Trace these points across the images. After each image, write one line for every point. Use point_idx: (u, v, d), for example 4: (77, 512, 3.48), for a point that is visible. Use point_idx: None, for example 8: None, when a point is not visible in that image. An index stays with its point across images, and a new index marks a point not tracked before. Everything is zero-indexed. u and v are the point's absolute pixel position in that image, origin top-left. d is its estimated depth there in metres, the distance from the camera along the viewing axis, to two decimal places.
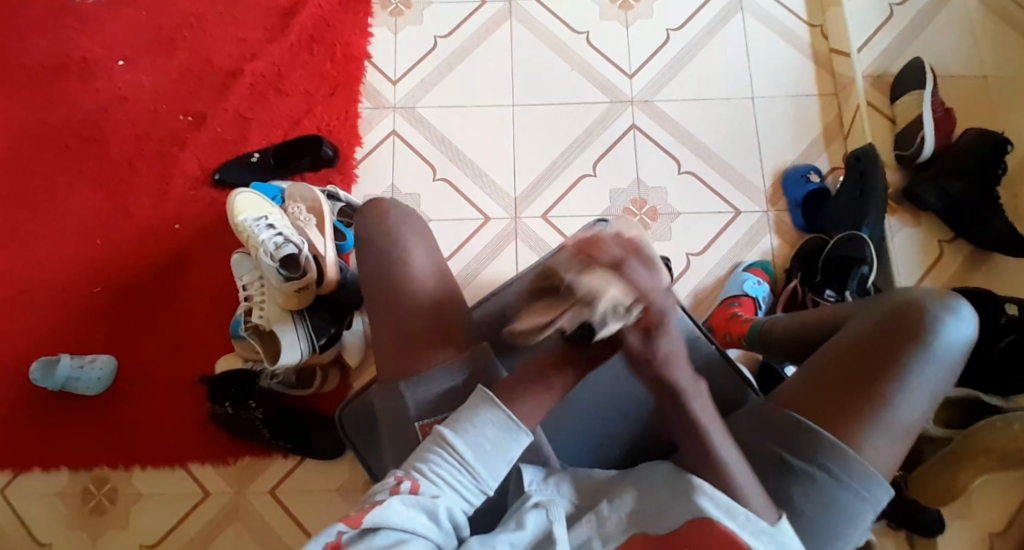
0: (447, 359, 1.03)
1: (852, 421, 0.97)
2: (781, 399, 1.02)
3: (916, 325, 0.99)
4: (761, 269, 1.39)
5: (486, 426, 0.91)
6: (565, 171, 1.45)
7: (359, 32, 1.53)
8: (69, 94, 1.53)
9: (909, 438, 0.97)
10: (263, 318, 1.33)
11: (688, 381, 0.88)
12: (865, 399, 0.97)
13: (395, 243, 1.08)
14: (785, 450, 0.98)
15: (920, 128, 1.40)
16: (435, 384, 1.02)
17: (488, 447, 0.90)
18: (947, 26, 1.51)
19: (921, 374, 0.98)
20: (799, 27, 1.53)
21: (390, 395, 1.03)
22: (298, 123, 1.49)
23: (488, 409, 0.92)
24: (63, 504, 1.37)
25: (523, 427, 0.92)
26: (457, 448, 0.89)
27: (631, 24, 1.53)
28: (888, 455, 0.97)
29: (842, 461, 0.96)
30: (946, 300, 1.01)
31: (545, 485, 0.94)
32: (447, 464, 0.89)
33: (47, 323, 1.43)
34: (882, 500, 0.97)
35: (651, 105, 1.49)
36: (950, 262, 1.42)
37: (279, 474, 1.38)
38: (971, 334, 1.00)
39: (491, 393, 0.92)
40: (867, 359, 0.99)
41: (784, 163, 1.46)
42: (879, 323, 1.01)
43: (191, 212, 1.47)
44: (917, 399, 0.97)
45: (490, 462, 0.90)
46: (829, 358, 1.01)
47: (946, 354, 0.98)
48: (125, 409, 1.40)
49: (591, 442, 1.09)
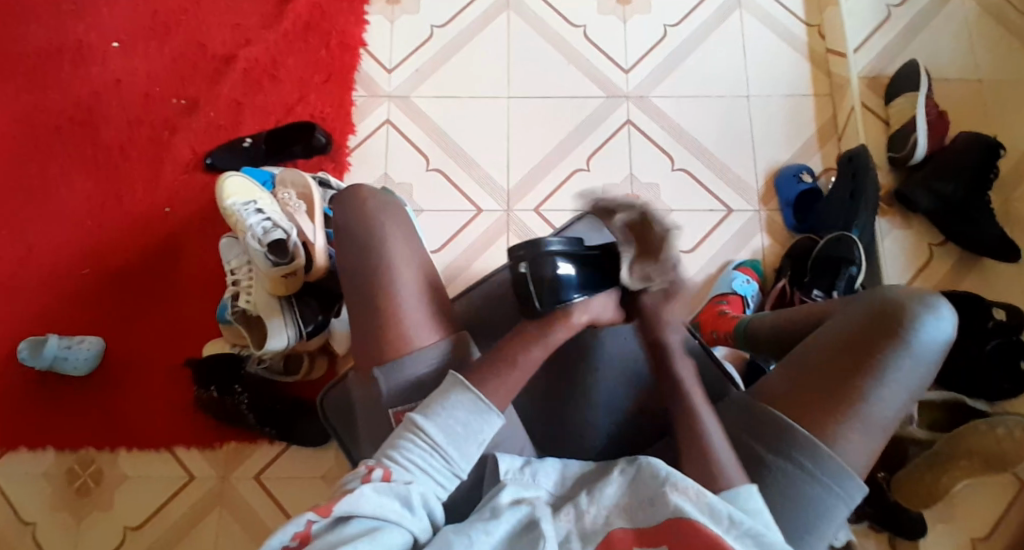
0: (426, 343, 1.03)
1: (829, 418, 0.97)
2: (762, 395, 1.02)
3: (897, 324, 1.00)
4: (751, 268, 1.40)
5: (456, 409, 0.92)
6: (558, 166, 1.45)
7: (355, 20, 1.53)
8: (62, 74, 1.52)
9: (884, 436, 0.99)
10: (249, 303, 1.33)
11: (677, 343, 1.04)
12: (843, 396, 0.98)
13: (373, 232, 1.08)
14: (761, 446, 0.99)
15: (914, 130, 1.41)
16: (411, 369, 1.02)
17: (459, 429, 0.92)
18: (944, 29, 1.51)
19: (900, 373, 0.98)
20: (796, 26, 1.53)
21: (368, 383, 1.05)
22: (292, 110, 1.48)
23: (459, 392, 0.93)
24: (50, 484, 1.37)
25: (493, 408, 0.93)
26: (429, 432, 0.91)
27: (629, 18, 1.53)
28: (864, 452, 0.98)
29: (815, 457, 0.97)
30: (927, 300, 1.01)
31: (522, 475, 0.95)
32: (419, 449, 0.90)
33: (37, 304, 1.42)
34: (854, 496, 0.98)
35: (646, 100, 1.49)
36: (940, 265, 1.44)
37: (266, 459, 1.39)
38: (951, 334, 1.01)
39: (461, 377, 0.93)
40: (846, 355, 0.99)
41: (778, 162, 1.47)
42: (862, 321, 1.01)
43: (182, 195, 1.46)
44: (894, 396, 0.98)
45: (461, 445, 0.91)
46: (810, 352, 1.02)
47: (925, 351, 0.99)
48: (112, 389, 1.40)
49: (574, 435, 1.10)
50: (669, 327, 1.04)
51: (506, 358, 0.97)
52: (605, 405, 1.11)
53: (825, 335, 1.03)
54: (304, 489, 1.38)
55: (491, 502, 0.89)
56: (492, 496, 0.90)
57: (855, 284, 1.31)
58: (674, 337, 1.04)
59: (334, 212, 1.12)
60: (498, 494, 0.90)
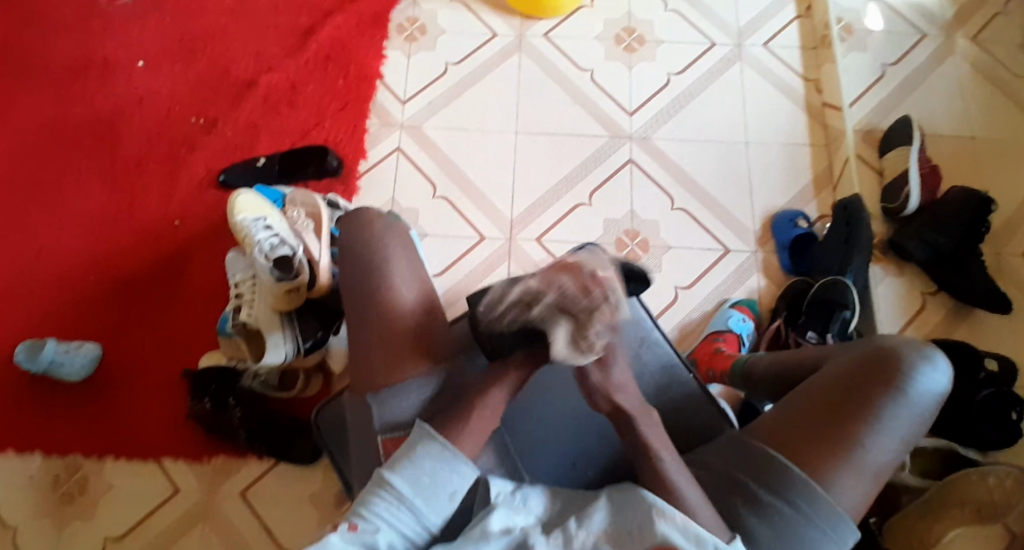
0: (420, 373, 1.05)
1: (824, 460, 0.98)
2: (757, 433, 1.03)
3: (892, 371, 1.01)
4: (747, 307, 1.42)
5: (424, 460, 0.94)
6: (560, 201, 1.49)
7: (374, 55, 1.59)
8: (89, 91, 1.58)
9: (879, 482, 0.99)
10: (251, 317, 1.35)
11: (637, 405, 0.98)
12: (838, 439, 0.98)
13: (374, 249, 1.09)
14: (756, 482, 0.99)
15: (907, 182, 1.45)
16: (406, 400, 1.04)
17: (426, 481, 0.93)
18: (936, 89, 1.57)
19: (892, 419, 0.99)
20: (794, 80, 1.60)
21: (360, 404, 1.06)
22: (306, 134, 1.53)
23: (426, 443, 0.95)
24: (34, 488, 1.36)
25: (462, 458, 0.95)
26: (396, 484, 0.92)
27: (634, 65, 1.60)
28: (858, 496, 0.98)
29: (809, 497, 0.97)
30: (922, 350, 1.03)
31: (513, 498, 0.93)
32: (386, 502, 0.91)
33: (41, 307, 1.44)
34: (848, 540, 0.97)
35: (648, 141, 1.54)
36: (933, 314, 1.46)
37: (251, 477, 1.38)
38: (946, 385, 1.02)
39: (428, 427, 0.96)
40: (839, 400, 1.01)
41: (773, 208, 1.51)
42: (857, 366, 1.03)
43: (194, 211, 1.50)
44: (888, 442, 0.99)
45: (429, 497, 0.92)
46: (804, 396, 1.03)
47: (921, 401, 1.00)
48: (107, 396, 1.41)
49: (565, 458, 1.11)
50: (619, 393, 0.97)
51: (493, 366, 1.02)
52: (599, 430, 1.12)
53: (819, 380, 1.04)
54: (288, 509, 1.37)
55: (480, 526, 0.89)
56: (482, 518, 0.90)
57: (849, 328, 1.33)
58: (629, 402, 0.97)
59: (340, 238, 1.13)
60: (487, 517, 0.90)
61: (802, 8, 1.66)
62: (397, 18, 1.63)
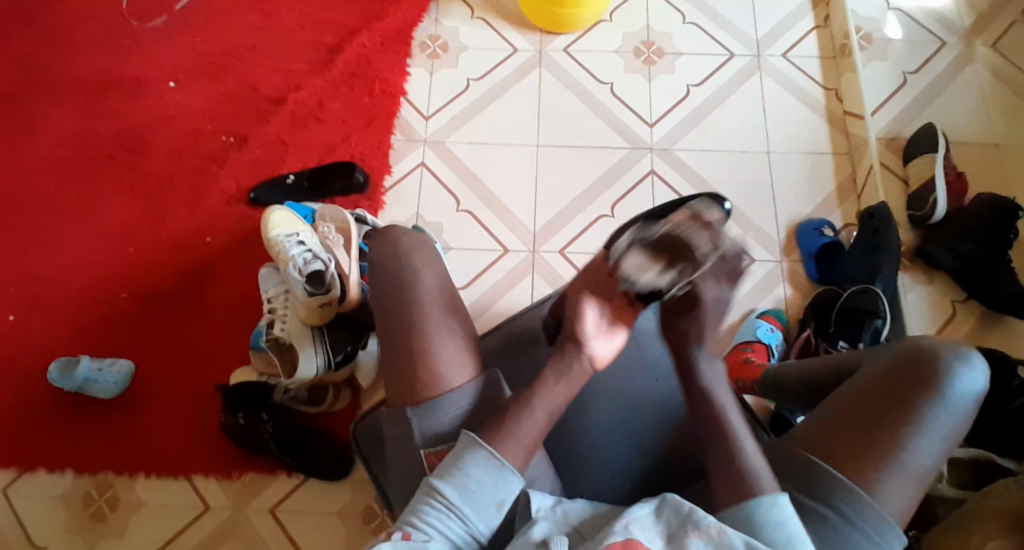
0: (456, 385, 1.03)
1: (865, 466, 0.97)
2: (796, 441, 1.02)
3: (928, 374, 0.99)
4: (774, 316, 1.42)
5: (472, 468, 0.94)
6: (583, 212, 1.50)
7: (398, 71, 1.61)
8: (120, 109, 1.61)
9: (922, 485, 0.97)
10: (284, 330, 1.37)
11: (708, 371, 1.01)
12: (877, 443, 0.97)
13: (404, 268, 1.10)
14: (797, 490, 0.99)
15: (933, 189, 1.45)
16: (444, 413, 1.02)
17: (474, 488, 0.93)
18: (960, 95, 1.57)
19: (934, 421, 0.98)
20: (814, 89, 1.60)
21: (400, 419, 1.05)
22: (333, 150, 1.56)
23: (474, 450, 0.95)
24: (65, 505, 1.38)
25: (509, 467, 0.94)
26: (445, 492, 0.92)
27: (653, 78, 1.61)
28: (902, 500, 0.96)
29: (853, 503, 0.96)
30: (957, 350, 1.01)
31: (553, 513, 0.93)
32: (436, 511, 0.92)
33: (73, 324, 1.46)
34: (893, 546, 0.96)
35: (669, 152, 1.55)
36: (963, 322, 1.45)
37: (279, 494, 1.39)
38: (984, 385, 1.00)
39: (474, 435, 0.95)
40: (878, 404, 0.99)
41: (797, 217, 1.51)
42: (892, 369, 1.01)
43: (223, 226, 1.52)
44: (929, 445, 0.97)
45: (477, 505, 0.92)
46: (842, 401, 1.02)
47: (959, 402, 0.99)
48: (138, 411, 1.42)
49: (603, 475, 1.13)
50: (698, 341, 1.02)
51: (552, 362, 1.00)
52: (636, 446, 1.14)
53: (855, 383, 1.02)
54: (317, 523, 1.37)
55: (522, 538, 0.89)
56: (524, 529, 0.91)
57: (881, 336, 1.32)
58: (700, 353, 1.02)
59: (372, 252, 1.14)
60: (528, 530, 0.90)
61: (821, 19, 1.66)
62: (419, 36, 1.65)
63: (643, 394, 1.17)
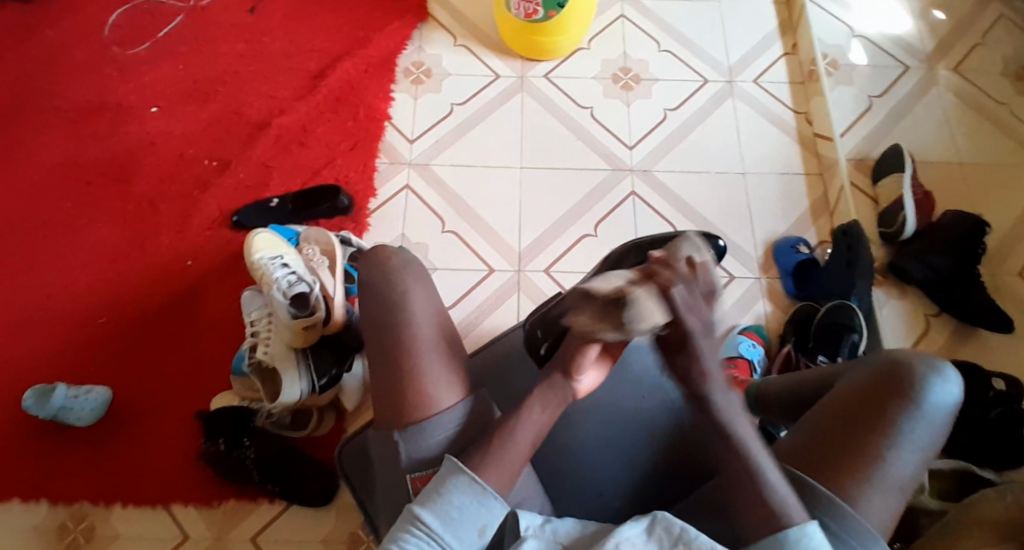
0: (444, 406, 1.02)
1: (848, 478, 0.97)
2: (781, 455, 1.03)
3: (904, 387, 1.01)
4: (755, 332, 1.44)
5: (454, 495, 0.92)
6: (568, 231, 1.52)
7: (381, 96, 1.63)
8: (100, 134, 1.60)
9: (904, 496, 0.98)
10: (267, 354, 1.35)
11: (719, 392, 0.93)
12: (859, 456, 0.98)
13: (394, 288, 1.09)
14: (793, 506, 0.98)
15: (902, 207, 1.49)
16: (429, 436, 1.00)
17: (454, 515, 0.92)
18: (924, 118, 1.63)
19: (913, 432, 0.99)
20: (785, 113, 1.66)
21: (386, 440, 1.03)
22: (317, 173, 1.56)
23: (456, 478, 0.93)
24: (38, 538, 1.33)
25: (492, 492, 0.93)
26: (426, 520, 0.91)
27: (632, 102, 1.65)
28: (885, 512, 0.97)
29: (839, 515, 0.95)
30: (931, 364, 1.02)
31: (542, 531, 0.91)
32: (417, 539, 0.91)
33: (50, 351, 1.43)
34: None
35: (649, 173, 1.58)
36: (938, 335, 1.48)
37: (260, 524, 1.35)
38: (957, 398, 1.02)
39: (457, 461, 0.94)
40: (858, 416, 1.00)
41: (774, 235, 1.54)
42: (870, 382, 1.02)
43: (206, 251, 1.51)
44: (908, 457, 0.98)
45: (458, 531, 0.91)
46: (820, 414, 1.03)
47: (935, 414, 1.00)
48: (117, 438, 1.38)
49: (593, 492, 1.12)
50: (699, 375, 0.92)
51: (544, 388, 0.99)
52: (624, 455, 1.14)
53: (835, 397, 1.04)
54: None
55: None
56: None
57: (858, 351, 1.35)
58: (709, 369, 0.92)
59: (358, 274, 1.13)
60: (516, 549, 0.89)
61: (790, 46, 1.72)
62: (403, 62, 1.67)
63: (633, 408, 1.16)
